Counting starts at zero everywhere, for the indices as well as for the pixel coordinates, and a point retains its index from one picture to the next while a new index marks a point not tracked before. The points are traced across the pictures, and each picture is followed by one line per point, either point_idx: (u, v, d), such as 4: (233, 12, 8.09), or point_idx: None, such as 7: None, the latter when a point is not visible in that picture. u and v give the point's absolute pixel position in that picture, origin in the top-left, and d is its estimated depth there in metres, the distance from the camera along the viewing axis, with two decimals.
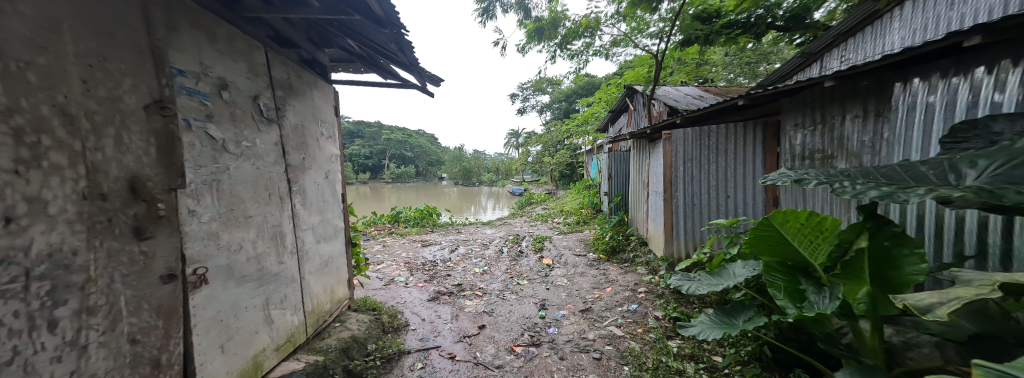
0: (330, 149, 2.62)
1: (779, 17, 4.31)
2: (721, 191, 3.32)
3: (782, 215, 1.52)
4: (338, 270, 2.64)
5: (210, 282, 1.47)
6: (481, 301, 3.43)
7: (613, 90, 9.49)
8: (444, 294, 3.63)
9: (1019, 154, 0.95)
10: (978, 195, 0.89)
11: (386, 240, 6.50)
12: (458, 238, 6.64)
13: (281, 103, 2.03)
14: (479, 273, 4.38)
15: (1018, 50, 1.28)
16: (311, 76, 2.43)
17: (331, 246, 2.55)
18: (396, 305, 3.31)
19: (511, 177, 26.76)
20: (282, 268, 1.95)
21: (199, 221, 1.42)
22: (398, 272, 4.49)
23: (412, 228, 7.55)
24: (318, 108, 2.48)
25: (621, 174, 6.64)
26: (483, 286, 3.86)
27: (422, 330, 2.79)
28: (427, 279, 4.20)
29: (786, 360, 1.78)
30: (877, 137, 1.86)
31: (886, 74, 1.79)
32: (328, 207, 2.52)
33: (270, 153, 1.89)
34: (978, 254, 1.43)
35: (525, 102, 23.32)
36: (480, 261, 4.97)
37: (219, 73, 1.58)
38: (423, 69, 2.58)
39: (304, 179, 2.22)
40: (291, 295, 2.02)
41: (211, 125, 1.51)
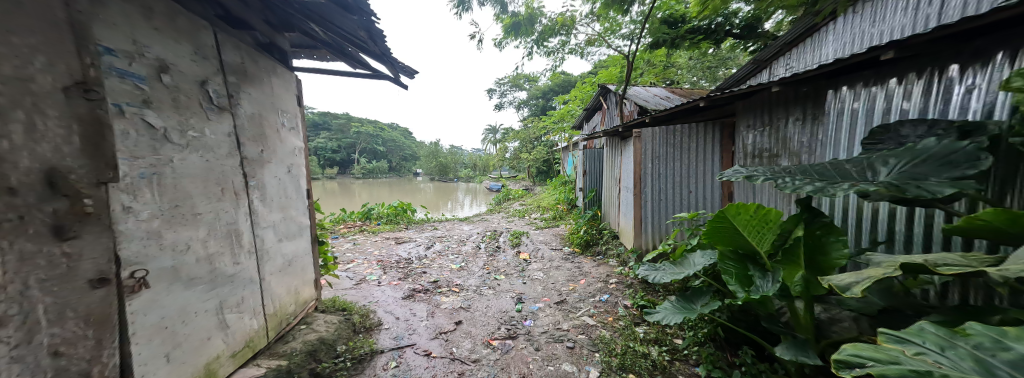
0: (293, 142, 2.51)
1: (736, 24, 4.62)
2: (684, 186, 3.56)
3: (735, 208, 1.67)
4: (304, 269, 2.55)
5: (151, 286, 1.37)
6: (458, 297, 3.43)
7: (587, 88, 9.76)
8: (419, 291, 3.60)
9: (919, 154, 1.14)
10: (888, 189, 1.05)
11: (356, 237, 6.27)
12: (434, 234, 6.56)
13: (235, 89, 1.91)
14: (456, 270, 4.37)
15: (920, 65, 1.48)
16: (269, 62, 2.29)
17: (297, 244, 2.46)
18: (369, 304, 3.24)
19: (488, 173, 26.68)
20: (238, 269, 1.85)
21: (136, 219, 1.32)
22: (370, 270, 4.36)
23: (384, 225, 7.31)
24: (278, 96, 2.35)
25: (595, 171, 6.86)
26: (459, 282, 3.86)
27: (396, 328, 2.75)
28: (401, 277, 4.12)
29: (736, 339, 1.99)
30: (814, 138, 2.07)
31: (822, 81, 1.99)
32: (292, 203, 2.42)
33: (222, 145, 1.78)
34: (887, 239, 1.65)
35: (502, 98, 23.24)
36: (456, 258, 4.95)
37: (157, 53, 1.46)
38: (394, 59, 2.53)
39: (263, 173, 2.11)
40: (249, 298, 1.93)
41: (149, 112, 1.40)
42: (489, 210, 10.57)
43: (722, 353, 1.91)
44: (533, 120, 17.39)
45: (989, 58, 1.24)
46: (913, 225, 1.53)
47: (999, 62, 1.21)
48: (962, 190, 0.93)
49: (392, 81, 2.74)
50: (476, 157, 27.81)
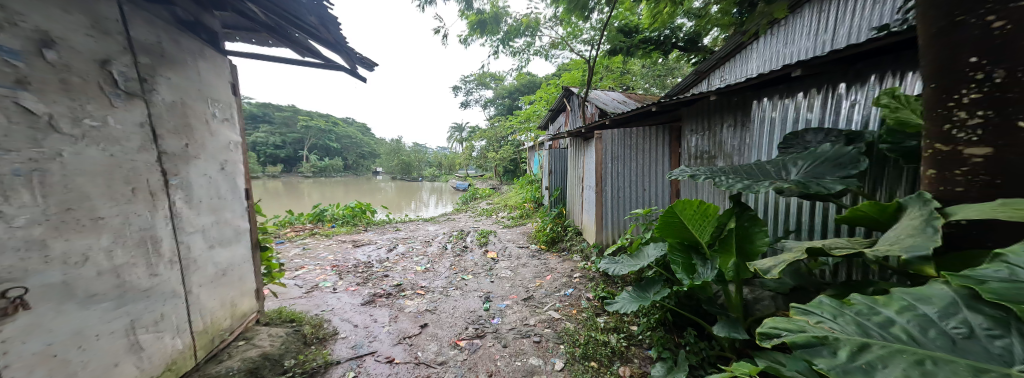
0: (227, 135, 2.29)
1: (681, 36, 5.06)
2: (639, 185, 3.84)
3: (682, 204, 1.83)
4: (242, 279, 2.35)
5: (32, 307, 1.21)
6: (423, 300, 3.38)
7: (551, 89, 10.04)
8: (380, 296, 3.49)
9: (818, 157, 1.39)
10: (798, 187, 1.27)
11: (306, 242, 5.84)
12: (396, 236, 6.34)
13: (148, 72, 1.70)
14: (420, 272, 4.28)
15: (818, 82, 1.77)
16: (194, 43, 2.06)
17: (233, 251, 2.25)
18: (322, 313, 3.07)
19: (454, 172, 26.28)
20: (155, 281, 1.66)
21: (5, 225, 1.15)
22: (324, 277, 4.11)
23: (340, 228, 6.89)
24: (206, 82, 2.13)
25: (559, 170, 7.09)
26: (424, 284, 3.79)
27: (355, 337, 2.65)
28: (360, 282, 3.94)
29: (682, 322, 2.20)
30: (742, 142, 2.35)
31: (748, 93, 2.28)
32: (226, 205, 2.21)
33: (131, 137, 1.58)
34: (796, 228, 1.94)
35: (468, 96, 23.00)
36: (421, 259, 4.85)
37: (38, 24, 1.26)
38: (351, 49, 2.45)
39: (187, 170, 1.91)
40: (171, 314, 1.74)
41: (25, 94, 1.21)
42: (456, 210, 10.45)
43: (671, 335, 2.10)
44: (499, 119, 17.45)
45: (865, 80, 1.55)
46: (814, 216, 1.81)
47: (873, 83, 1.51)
48: (848, 187, 1.18)
49: (348, 73, 2.63)
50: (442, 155, 27.25)
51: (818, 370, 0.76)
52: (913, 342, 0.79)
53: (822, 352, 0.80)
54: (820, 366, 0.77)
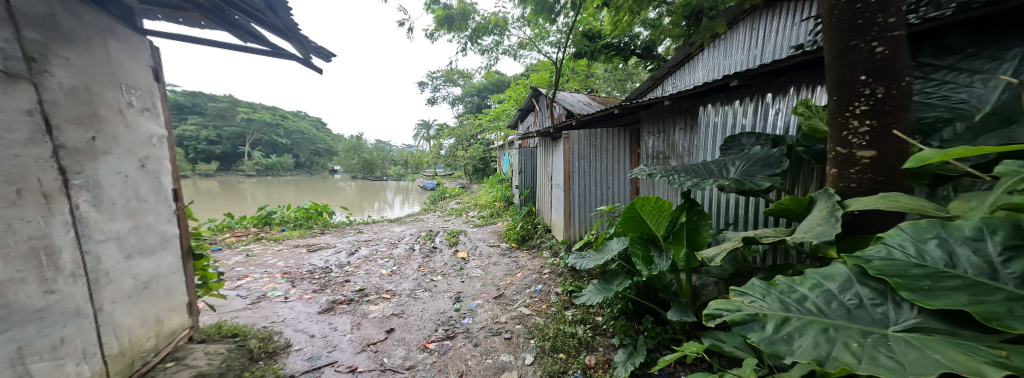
0: (148, 127, 1.89)
1: (638, 45, 5.42)
2: (604, 182, 4.10)
3: (640, 201, 1.99)
4: (170, 292, 1.96)
5: None
6: (389, 304, 3.28)
7: (519, 89, 10.17)
8: (341, 303, 3.32)
9: (751, 158, 1.59)
10: (734, 184, 1.46)
11: (251, 249, 5.36)
12: (358, 239, 6.07)
13: (39, 49, 1.35)
14: (386, 275, 4.15)
15: (751, 91, 2.01)
16: (99, 17, 1.67)
17: (158, 261, 1.88)
18: (271, 325, 2.84)
19: (421, 172, 25.61)
20: (49, 299, 1.32)
21: None
22: (273, 285, 3.82)
23: (293, 232, 6.42)
24: (119, 64, 1.74)
25: (529, 169, 7.24)
26: (391, 287, 3.69)
27: (311, 348, 2.49)
28: (317, 289, 3.72)
29: (641, 309, 2.38)
30: (691, 143, 2.57)
31: (695, 99, 2.51)
32: (148, 209, 1.83)
33: (12, 128, 1.24)
34: (734, 221, 2.18)
35: (435, 93, 22.49)
36: (387, 262, 4.70)
37: None
38: (304, 38, 2.32)
39: (95, 168, 1.55)
40: (76, 337, 1.40)
41: None
42: (423, 210, 10.21)
43: (631, 323, 2.26)
44: (469, 117, 17.32)
45: (786, 91, 1.78)
46: (748, 209, 2.06)
47: (792, 94, 1.75)
48: (773, 184, 1.38)
49: (301, 63, 2.48)
50: (408, 154, 26.42)
51: (751, 342, 0.88)
52: (820, 313, 0.94)
53: (754, 327, 0.93)
54: (753, 339, 0.89)
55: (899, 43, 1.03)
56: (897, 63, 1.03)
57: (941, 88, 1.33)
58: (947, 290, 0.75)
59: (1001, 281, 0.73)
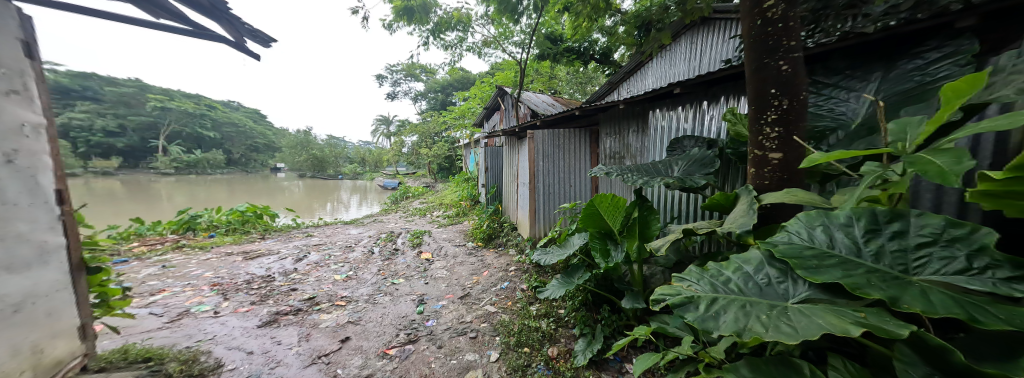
0: (16, 113, 1.41)
1: (597, 50, 5.72)
2: (567, 181, 4.28)
3: (598, 198, 2.12)
4: (55, 317, 1.50)
5: None
6: (344, 311, 3.10)
7: (484, 87, 10.14)
8: (286, 314, 3.05)
9: (691, 159, 1.78)
10: (677, 182, 1.63)
11: (173, 259, 4.70)
12: (307, 243, 5.65)
13: None
14: (341, 281, 3.92)
15: (691, 98, 2.23)
16: None
17: (32, 280, 1.41)
18: (199, 344, 2.50)
19: (381, 170, 24.43)
20: None
21: None
22: (202, 298, 3.39)
23: (227, 238, 5.76)
24: None
25: (495, 167, 7.29)
26: (347, 294, 3.50)
27: (251, 366, 2.24)
28: (257, 299, 3.38)
29: (599, 300, 2.53)
30: (642, 144, 2.79)
31: (645, 104, 2.72)
32: (17, 214, 1.38)
33: None
34: (677, 216, 2.42)
35: (396, 88, 21.57)
36: (342, 267, 4.44)
37: None
38: (238, 21, 2.11)
39: None
40: None
41: None
42: (383, 210, 9.78)
43: (591, 313, 2.39)
44: (433, 114, 16.89)
45: (718, 100, 2.01)
46: (688, 205, 2.29)
47: (723, 102, 1.98)
48: (706, 182, 1.56)
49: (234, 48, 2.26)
50: (367, 152, 25.06)
51: (687, 322, 1.00)
52: (739, 291, 1.09)
53: (690, 307, 1.05)
54: (689, 318, 1.01)
55: (798, 62, 1.23)
56: (796, 79, 1.23)
57: (828, 101, 1.58)
58: (828, 266, 0.92)
59: (863, 257, 0.93)
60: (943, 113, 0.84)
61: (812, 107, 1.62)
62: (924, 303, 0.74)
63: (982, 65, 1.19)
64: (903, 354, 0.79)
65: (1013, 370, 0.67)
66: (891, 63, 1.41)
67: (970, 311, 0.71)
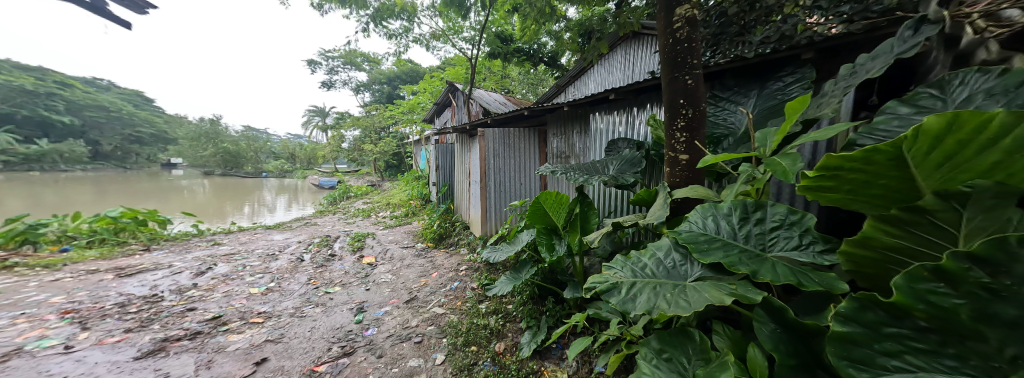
0: None
1: (545, 53, 5.92)
2: (517, 179, 4.39)
3: (543, 195, 2.21)
4: None
5: None
6: (262, 329, 2.75)
7: (434, 82, 9.80)
8: (179, 338, 2.58)
9: (624, 159, 1.96)
10: (612, 181, 1.78)
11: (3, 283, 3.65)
12: (211, 255, 4.86)
13: None
14: (258, 294, 3.47)
15: (624, 104, 2.45)
16: None
17: None
18: None
19: (317, 168, 22.17)
20: None
21: None
22: (40, 331, 2.68)
23: (90, 253, 4.65)
24: None
25: (446, 166, 7.13)
26: (265, 309, 3.12)
27: None
28: (137, 325, 2.80)
29: (545, 292, 2.64)
30: (585, 145, 2.97)
31: (586, 107, 2.91)
32: None
33: None
34: (612, 211, 2.63)
35: (335, 77, 19.74)
36: (260, 279, 3.93)
37: None
38: None
39: None
40: None
41: None
42: (320, 212, 8.91)
43: (538, 306, 2.50)
44: (378, 108, 15.85)
45: (646, 106, 2.24)
46: (621, 201, 2.51)
47: (649, 108, 2.22)
48: (635, 180, 1.74)
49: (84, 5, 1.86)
50: (300, 147, 22.52)
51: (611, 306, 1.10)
52: (653, 275, 1.25)
53: (614, 292, 1.17)
54: (612, 302, 1.12)
55: (699, 79, 1.45)
56: (697, 92, 1.45)
57: (721, 112, 1.81)
58: (714, 247, 1.10)
59: (738, 240, 1.16)
60: (787, 125, 1.09)
61: (711, 116, 1.82)
62: (771, 274, 0.97)
63: (818, 88, 1.62)
64: (760, 316, 0.98)
65: (819, 318, 0.97)
66: (761, 85, 1.69)
67: (800, 278, 0.95)
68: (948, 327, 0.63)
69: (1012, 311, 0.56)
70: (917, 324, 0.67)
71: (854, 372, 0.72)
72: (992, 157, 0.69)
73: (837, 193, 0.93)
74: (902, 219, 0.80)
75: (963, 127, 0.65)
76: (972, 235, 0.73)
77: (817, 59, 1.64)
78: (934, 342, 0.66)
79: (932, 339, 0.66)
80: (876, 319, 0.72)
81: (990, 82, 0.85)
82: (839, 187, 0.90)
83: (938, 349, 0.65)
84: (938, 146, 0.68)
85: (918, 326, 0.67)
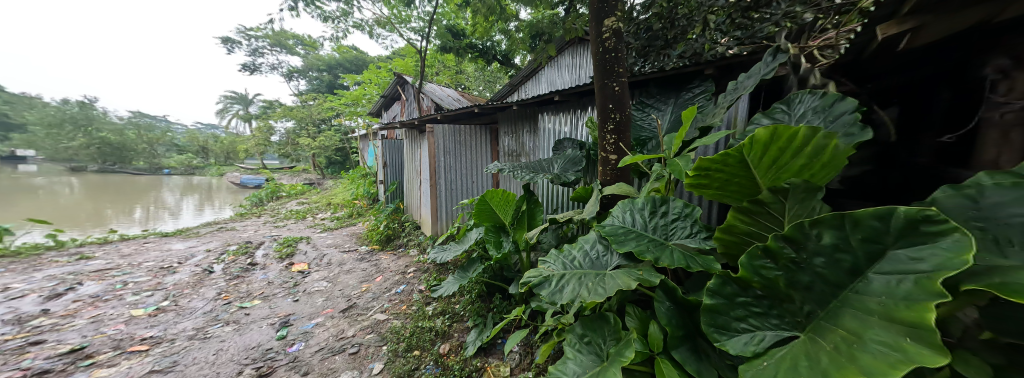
0: None
1: (499, 51, 5.91)
2: (470, 177, 4.22)
3: (489, 193, 2.22)
4: None
5: None
6: (147, 357, 2.33)
7: (382, 73, 9.19)
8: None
9: (567, 158, 2.04)
10: (555, 179, 1.86)
11: None
12: (82, 271, 3.98)
13: None
14: (141, 317, 2.93)
15: (569, 106, 2.54)
16: None
17: None
18: None
19: (241, 164, 19.41)
20: None
21: None
22: None
23: None
24: None
25: (395, 163, 6.73)
26: (150, 334, 2.65)
27: None
28: None
29: (493, 289, 2.63)
30: (535, 143, 3.02)
31: (535, 107, 2.96)
32: None
33: None
34: (557, 206, 2.73)
35: (263, 61, 17.42)
36: (153, 297, 3.32)
37: None
38: None
39: None
40: None
41: None
42: (243, 214, 7.83)
43: (486, 304, 2.50)
44: (318, 98, 14.40)
45: (588, 109, 2.36)
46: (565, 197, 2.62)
47: (591, 110, 2.34)
48: (575, 178, 1.84)
49: None
50: (218, 140, 19.51)
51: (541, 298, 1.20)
52: (580, 267, 1.34)
53: (545, 285, 1.26)
54: (541, 294, 1.22)
55: (624, 87, 1.57)
56: (623, 99, 1.56)
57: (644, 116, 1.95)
58: (627, 238, 1.22)
59: (647, 231, 1.28)
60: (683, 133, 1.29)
61: (637, 121, 1.96)
62: (669, 258, 1.10)
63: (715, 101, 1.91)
64: (658, 297, 1.13)
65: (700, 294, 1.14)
66: (677, 93, 1.87)
67: (688, 262, 1.09)
68: (774, 294, 0.86)
69: (806, 277, 0.80)
70: (756, 293, 0.89)
71: (717, 336, 0.91)
72: (799, 161, 0.93)
73: (710, 190, 1.11)
74: (748, 210, 1.00)
75: (782, 137, 0.87)
76: (790, 219, 0.95)
77: (718, 75, 1.89)
78: (765, 306, 0.88)
79: (764, 304, 0.88)
80: (732, 291, 0.92)
81: (817, 101, 1.14)
82: (711, 185, 1.09)
83: (768, 311, 0.88)
84: (767, 150, 0.90)
85: (757, 294, 0.89)
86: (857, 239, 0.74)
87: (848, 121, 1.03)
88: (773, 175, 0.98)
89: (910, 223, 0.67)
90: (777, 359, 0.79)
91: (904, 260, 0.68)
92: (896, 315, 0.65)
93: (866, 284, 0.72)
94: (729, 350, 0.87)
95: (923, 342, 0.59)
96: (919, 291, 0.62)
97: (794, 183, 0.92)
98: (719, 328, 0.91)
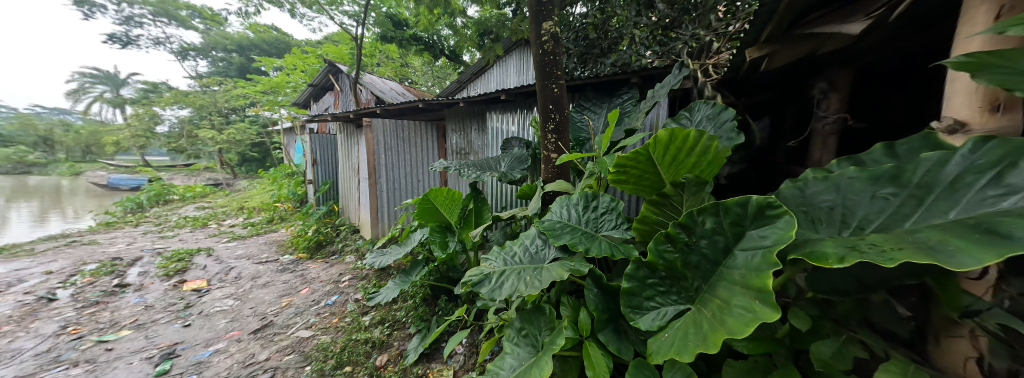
0: None
1: (445, 46, 5.71)
2: (415, 177, 4.01)
3: (433, 191, 2.11)
4: None
5: None
6: None
7: (311, 59, 8.20)
8: None
9: (513, 157, 2.06)
10: (501, 178, 1.86)
11: None
12: None
13: None
14: None
15: (516, 105, 2.56)
16: None
17: None
18: None
19: (116, 161, 15.58)
20: None
21: None
22: None
23: None
24: None
25: (328, 160, 6.05)
26: None
27: None
28: None
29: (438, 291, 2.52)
30: (483, 142, 2.98)
31: (482, 105, 2.92)
32: None
33: None
34: (505, 204, 2.73)
35: (149, 34, 14.21)
36: None
37: None
38: None
39: None
40: None
41: None
42: (118, 223, 6.29)
43: (429, 308, 2.38)
44: (227, 83, 12.27)
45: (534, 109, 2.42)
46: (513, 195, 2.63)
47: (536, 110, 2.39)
48: (520, 177, 1.87)
49: None
50: (79, 130, 15.37)
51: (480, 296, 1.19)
52: (520, 261, 1.36)
53: (484, 283, 1.25)
54: (481, 292, 1.22)
55: (563, 87, 1.62)
56: (561, 98, 1.62)
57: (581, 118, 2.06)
58: (561, 231, 1.28)
59: (581, 224, 1.35)
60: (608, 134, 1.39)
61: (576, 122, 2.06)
62: (597, 248, 1.17)
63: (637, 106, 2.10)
64: (587, 285, 1.19)
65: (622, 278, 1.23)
66: (609, 99, 2.00)
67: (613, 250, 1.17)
68: (673, 274, 0.95)
69: (695, 257, 0.92)
70: (661, 274, 0.98)
71: (633, 316, 0.98)
72: (692, 158, 1.08)
73: (626, 185, 1.19)
74: (656, 203, 1.11)
75: (677, 138, 1.00)
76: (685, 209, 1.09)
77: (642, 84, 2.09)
78: (667, 285, 0.98)
79: (666, 283, 0.97)
80: (644, 274, 0.99)
81: (709, 110, 1.33)
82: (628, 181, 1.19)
83: (669, 288, 0.98)
84: (666, 149, 1.02)
85: (662, 275, 0.98)
86: (727, 223, 0.88)
87: (729, 128, 1.22)
88: (673, 171, 1.11)
89: (760, 208, 0.82)
90: (675, 330, 0.88)
91: (755, 238, 0.83)
92: (750, 283, 0.78)
93: (733, 260, 0.86)
94: (641, 327, 0.94)
95: (767, 302, 0.73)
96: (765, 263, 0.76)
97: (688, 179, 1.06)
98: (634, 308, 0.98)
